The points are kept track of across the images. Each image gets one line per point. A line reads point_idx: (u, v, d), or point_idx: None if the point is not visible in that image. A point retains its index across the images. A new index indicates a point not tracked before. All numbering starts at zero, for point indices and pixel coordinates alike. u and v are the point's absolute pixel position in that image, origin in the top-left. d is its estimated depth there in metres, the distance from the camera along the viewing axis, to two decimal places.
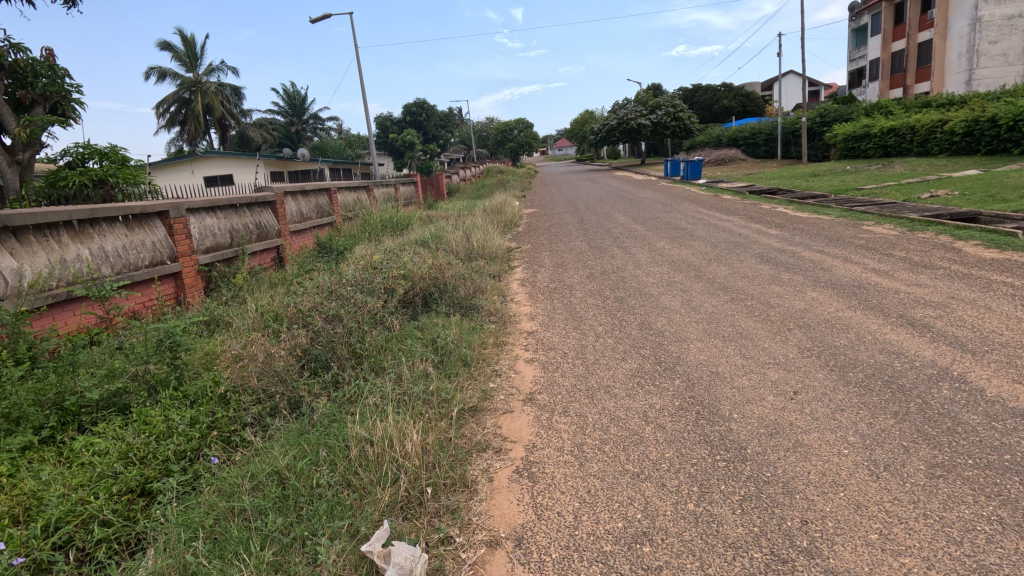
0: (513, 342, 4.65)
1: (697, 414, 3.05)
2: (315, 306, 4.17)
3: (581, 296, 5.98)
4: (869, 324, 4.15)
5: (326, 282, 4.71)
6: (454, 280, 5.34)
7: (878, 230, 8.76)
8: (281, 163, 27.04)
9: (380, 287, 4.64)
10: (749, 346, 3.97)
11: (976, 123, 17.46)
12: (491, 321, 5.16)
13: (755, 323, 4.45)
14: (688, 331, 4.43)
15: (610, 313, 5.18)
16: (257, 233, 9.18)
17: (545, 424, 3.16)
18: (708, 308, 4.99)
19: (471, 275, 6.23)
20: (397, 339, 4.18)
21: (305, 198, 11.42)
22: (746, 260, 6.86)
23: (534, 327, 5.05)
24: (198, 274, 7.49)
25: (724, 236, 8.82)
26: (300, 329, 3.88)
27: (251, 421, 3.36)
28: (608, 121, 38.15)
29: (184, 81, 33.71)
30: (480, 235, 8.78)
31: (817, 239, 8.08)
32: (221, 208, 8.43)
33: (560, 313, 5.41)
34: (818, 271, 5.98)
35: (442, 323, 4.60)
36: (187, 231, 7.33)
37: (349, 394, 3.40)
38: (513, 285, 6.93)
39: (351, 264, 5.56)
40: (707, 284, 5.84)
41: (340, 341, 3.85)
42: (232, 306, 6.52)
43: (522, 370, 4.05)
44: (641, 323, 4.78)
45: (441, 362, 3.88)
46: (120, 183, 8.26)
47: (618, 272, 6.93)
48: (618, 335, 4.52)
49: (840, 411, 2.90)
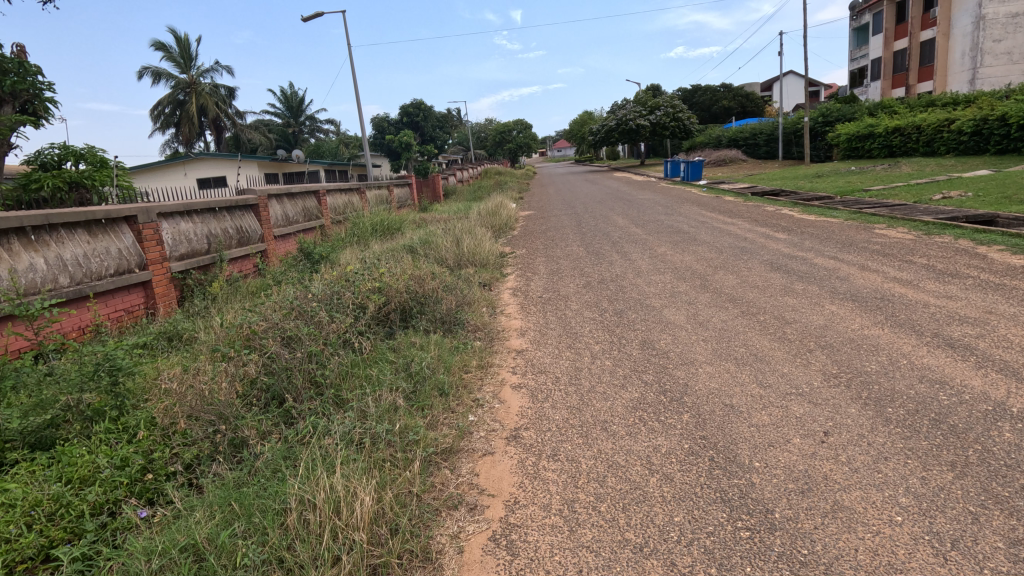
0: (499, 364, 4.16)
1: (711, 462, 2.55)
2: (273, 327, 3.67)
3: (577, 308, 5.49)
4: (902, 345, 3.65)
5: (291, 297, 4.22)
6: (437, 292, 4.84)
7: (892, 234, 8.28)
8: (274, 165, 26.58)
9: (351, 301, 4.15)
10: (766, 370, 3.48)
11: (985, 122, 17.00)
12: (477, 338, 4.67)
13: (771, 342, 3.95)
14: (695, 352, 3.94)
15: (608, 329, 4.68)
16: (236, 237, 8.66)
17: (530, 472, 2.68)
18: (717, 324, 4.50)
19: (458, 285, 5.74)
20: (366, 363, 3.70)
21: (292, 201, 10.91)
22: (755, 268, 6.37)
23: (524, 345, 4.56)
24: (171, 282, 6.96)
25: (729, 241, 8.33)
26: (252, 352, 3.39)
27: (186, 466, 2.86)
28: (607, 122, 37.67)
29: (178, 82, 33.24)
30: (471, 239, 8.31)
31: (829, 244, 7.59)
32: (198, 211, 7.92)
33: (553, 329, 4.92)
34: (834, 281, 5.50)
35: (419, 343, 4.10)
36: (158, 237, 6.81)
37: (302, 435, 2.92)
38: (504, 295, 6.44)
39: (325, 276, 5.06)
40: (714, 295, 5.34)
41: (297, 367, 3.36)
42: (202, 318, 6.02)
43: (508, 398, 3.55)
44: (642, 341, 4.28)
45: (414, 391, 3.40)
46: (94, 186, 7.79)
47: (616, 281, 6.44)
48: (617, 356, 4.03)
49: (884, 461, 2.40)
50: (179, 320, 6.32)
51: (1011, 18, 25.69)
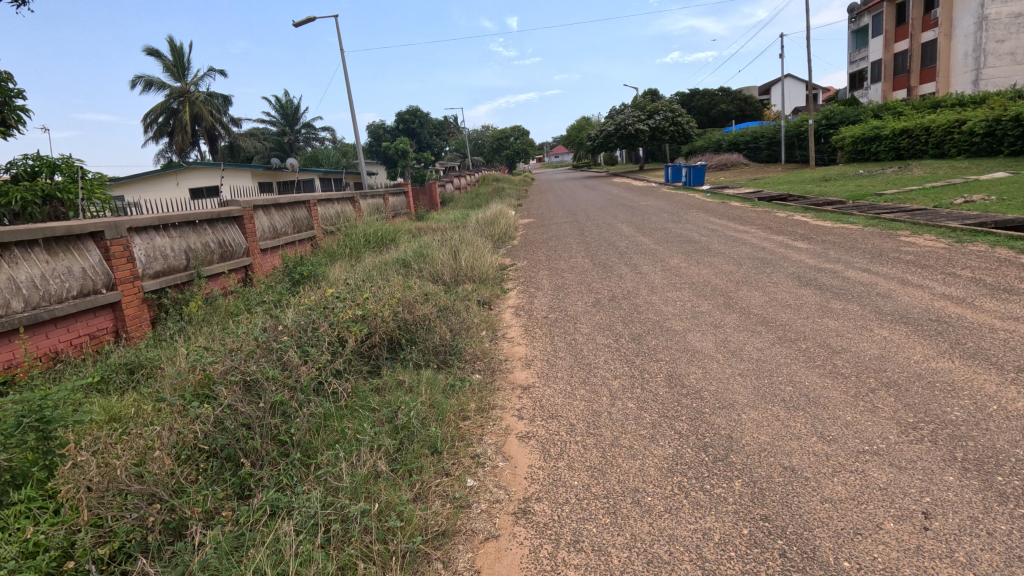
0: (503, 406, 3.57)
1: (784, 561, 1.96)
2: (232, 371, 3.07)
3: (587, 332, 4.90)
4: (983, 384, 3.06)
5: (260, 330, 3.64)
6: (430, 318, 4.25)
7: (921, 242, 7.71)
8: (269, 174, 26.04)
9: (330, 332, 3.56)
10: (825, 418, 2.88)
11: (998, 123, 16.50)
12: (477, 373, 4.08)
13: (823, 379, 3.36)
14: (734, 392, 3.34)
15: (626, 359, 4.09)
16: (218, 252, 8.05)
17: (546, 570, 2.09)
18: (753, 354, 3.90)
19: (454, 305, 5.14)
20: (346, 412, 3.12)
21: (281, 212, 10.31)
22: (782, 283, 5.78)
23: (531, 379, 3.97)
24: (144, 303, 6.34)
25: (747, 251, 7.75)
26: (205, 404, 2.78)
27: (106, 563, 2.21)
28: (606, 126, 36.93)
29: (171, 91, 32.72)
30: (470, 252, 7.73)
31: (856, 255, 7.02)
32: (175, 225, 7.30)
33: (562, 358, 4.32)
34: (875, 298, 4.92)
35: (408, 383, 3.50)
36: (128, 254, 6.17)
37: (257, 518, 2.32)
38: (506, 315, 5.86)
39: (303, 300, 4.47)
40: (742, 316, 4.76)
41: (258, 422, 2.77)
42: (173, 344, 5.41)
43: (514, 453, 2.97)
44: (668, 376, 3.69)
45: (400, 450, 2.80)
46: (71, 199, 7.21)
47: (629, 298, 5.84)
48: (641, 396, 3.44)
49: (1019, 564, 1.82)
50: (151, 345, 5.71)
51: (1014, 18, 25.21)
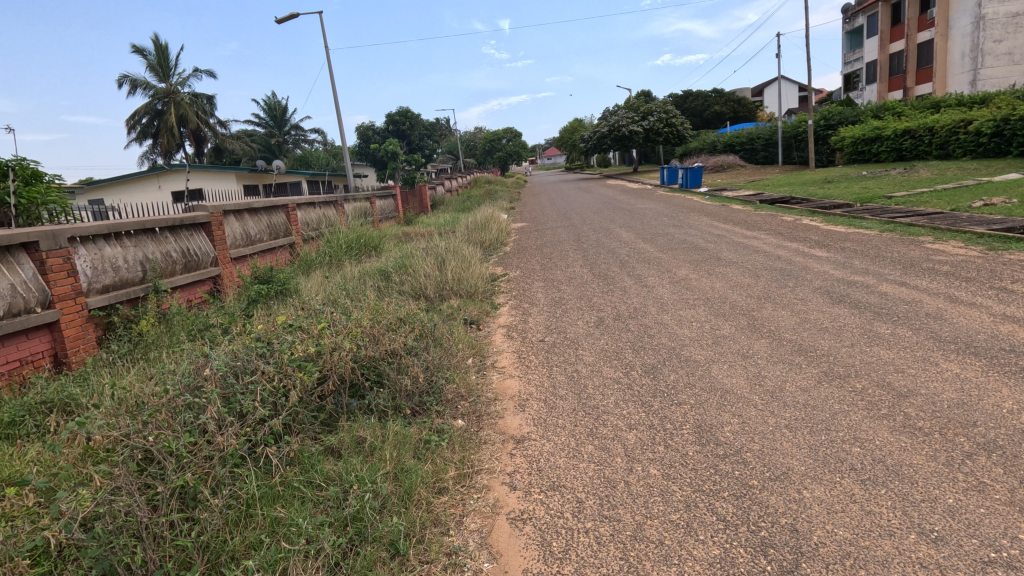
0: (492, 468, 2.83)
1: None
2: (125, 440, 2.25)
3: (591, 362, 4.16)
4: None
5: (182, 376, 2.82)
6: (402, 352, 3.45)
7: (950, 250, 7.05)
8: (255, 177, 25.13)
9: (270, 375, 2.73)
10: (921, 502, 2.16)
11: (1006, 122, 16.00)
12: (459, 421, 3.33)
13: (897, 437, 2.63)
14: (788, 454, 2.60)
15: (641, 401, 3.35)
16: (182, 262, 7.05)
17: None
18: (798, 397, 3.17)
19: (435, 329, 4.38)
20: (283, 493, 2.34)
21: (256, 217, 9.44)
22: (810, 299, 5.08)
23: (526, 428, 3.22)
24: (90, 322, 5.41)
25: (762, 260, 7.07)
26: (74, 495, 1.96)
27: None
28: (599, 128, 36.29)
29: (156, 92, 31.78)
30: (457, 262, 6.98)
31: (884, 265, 6.35)
32: (129, 233, 6.32)
33: (562, 399, 3.58)
34: (927, 320, 4.22)
35: (370, 444, 2.75)
36: (69, 266, 5.23)
37: None
38: (496, 337, 5.13)
39: (252, 328, 3.65)
40: (773, 343, 4.06)
41: (148, 521, 1.94)
42: (113, 372, 4.61)
43: (503, 550, 2.23)
44: (696, 428, 2.96)
45: (346, 555, 2.05)
46: (23, 205, 6.20)
47: (637, 318, 5.12)
48: (666, 458, 2.72)
49: None
50: (92, 370, 4.88)
51: (1011, 18, 24.87)
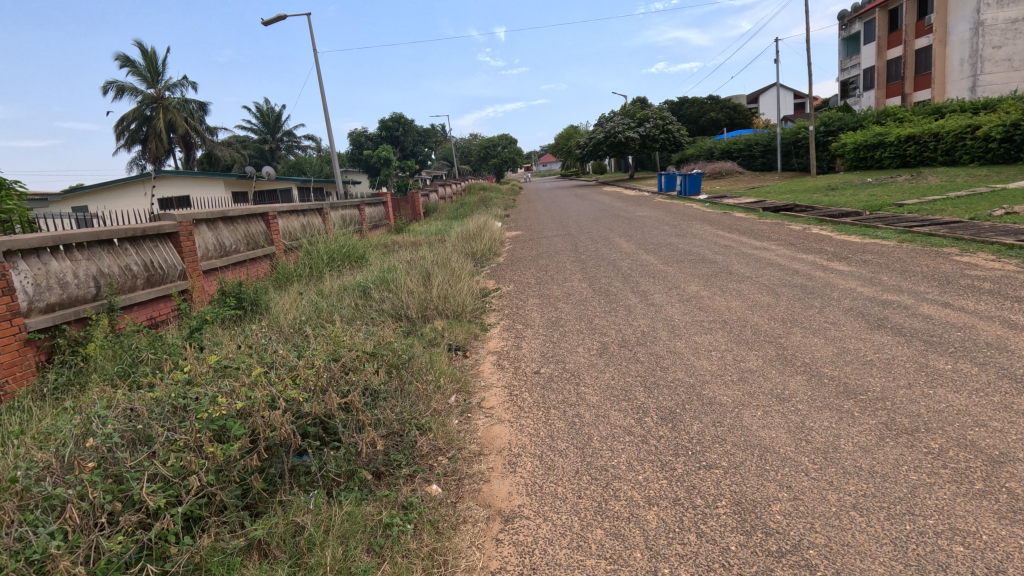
0: (470, 565, 2.14)
1: None
2: None
3: (595, 404, 3.48)
4: None
5: (65, 443, 2.17)
6: (362, 401, 2.75)
7: (984, 264, 6.43)
8: (243, 184, 24.40)
9: (175, 445, 2.08)
10: None
11: (1016, 127, 15.51)
12: (433, 487, 2.64)
13: (1012, 530, 1.97)
14: (878, 563, 1.91)
15: (662, 463, 2.68)
16: (144, 276, 6.06)
17: None
18: (862, 463, 2.49)
19: (410, 360, 3.68)
20: None
21: (231, 226, 8.70)
22: (845, 323, 4.44)
23: (517, 501, 2.54)
24: (29, 346, 4.43)
25: (778, 275, 6.43)
26: None
27: None
28: (596, 134, 35.82)
29: (144, 97, 30.92)
30: (443, 277, 6.30)
31: (916, 281, 5.73)
32: (81, 244, 5.32)
33: (562, 456, 2.89)
34: (992, 352, 3.57)
35: (309, 536, 2.08)
36: (4, 284, 4.27)
37: None
38: (485, 366, 4.45)
39: (182, 368, 2.95)
40: (812, 381, 3.41)
41: None
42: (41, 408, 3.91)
43: None
44: (737, 507, 2.29)
45: None
46: None
47: (645, 345, 4.47)
48: (702, 557, 2.04)
49: None
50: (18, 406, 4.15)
51: (1010, 24, 24.37)
